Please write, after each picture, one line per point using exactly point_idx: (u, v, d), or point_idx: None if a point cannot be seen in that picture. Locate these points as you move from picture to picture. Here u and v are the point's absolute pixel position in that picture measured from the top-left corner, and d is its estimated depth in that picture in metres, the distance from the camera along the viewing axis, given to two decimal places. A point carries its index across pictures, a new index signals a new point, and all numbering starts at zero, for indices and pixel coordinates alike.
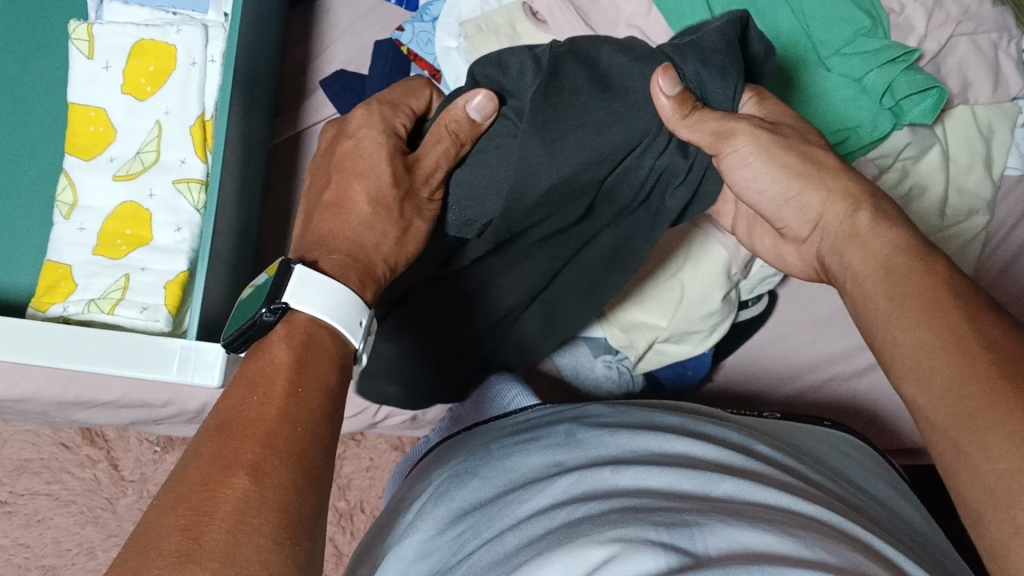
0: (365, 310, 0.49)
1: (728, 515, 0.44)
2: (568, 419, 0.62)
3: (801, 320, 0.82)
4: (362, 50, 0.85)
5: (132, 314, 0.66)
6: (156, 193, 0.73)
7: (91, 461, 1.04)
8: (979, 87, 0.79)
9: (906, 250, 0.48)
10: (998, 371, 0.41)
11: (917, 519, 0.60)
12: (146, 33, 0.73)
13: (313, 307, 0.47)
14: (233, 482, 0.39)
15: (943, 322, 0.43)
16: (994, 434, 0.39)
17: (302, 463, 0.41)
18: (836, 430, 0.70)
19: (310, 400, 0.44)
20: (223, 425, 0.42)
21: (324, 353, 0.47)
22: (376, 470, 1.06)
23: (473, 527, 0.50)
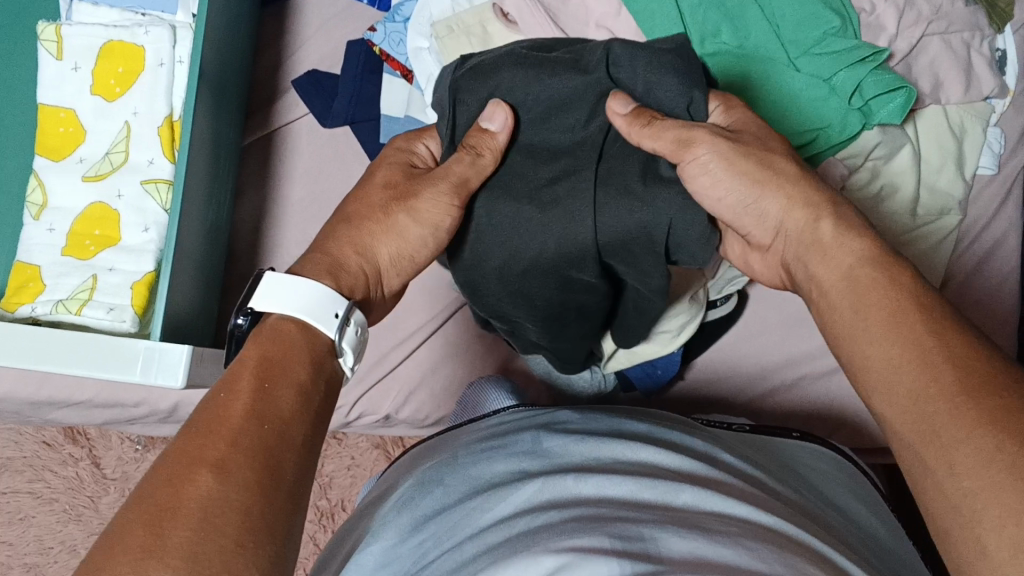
0: (340, 301, 0.47)
1: (689, 527, 0.43)
2: (536, 425, 0.61)
3: (771, 320, 0.82)
4: (334, 50, 0.85)
5: (99, 315, 0.67)
6: (124, 193, 0.73)
7: (73, 460, 1.05)
8: (950, 87, 0.78)
9: (879, 259, 0.46)
10: (961, 386, 0.39)
11: (875, 526, 0.60)
12: (116, 35, 0.75)
13: (280, 306, 0.46)
14: (196, 480, 0.36)
15: (911, 336, 0.42)
16: (959, 451, 0.37)
17: (270, 462, 0.38)
18: (803, 440, 0.70)
19: (280, 396, 0.42)
20: (189, 425, 0.39)
21: (297, 350, 0.44)
22: (356, 468, 1.06)
23: (433, 538, 0.49)
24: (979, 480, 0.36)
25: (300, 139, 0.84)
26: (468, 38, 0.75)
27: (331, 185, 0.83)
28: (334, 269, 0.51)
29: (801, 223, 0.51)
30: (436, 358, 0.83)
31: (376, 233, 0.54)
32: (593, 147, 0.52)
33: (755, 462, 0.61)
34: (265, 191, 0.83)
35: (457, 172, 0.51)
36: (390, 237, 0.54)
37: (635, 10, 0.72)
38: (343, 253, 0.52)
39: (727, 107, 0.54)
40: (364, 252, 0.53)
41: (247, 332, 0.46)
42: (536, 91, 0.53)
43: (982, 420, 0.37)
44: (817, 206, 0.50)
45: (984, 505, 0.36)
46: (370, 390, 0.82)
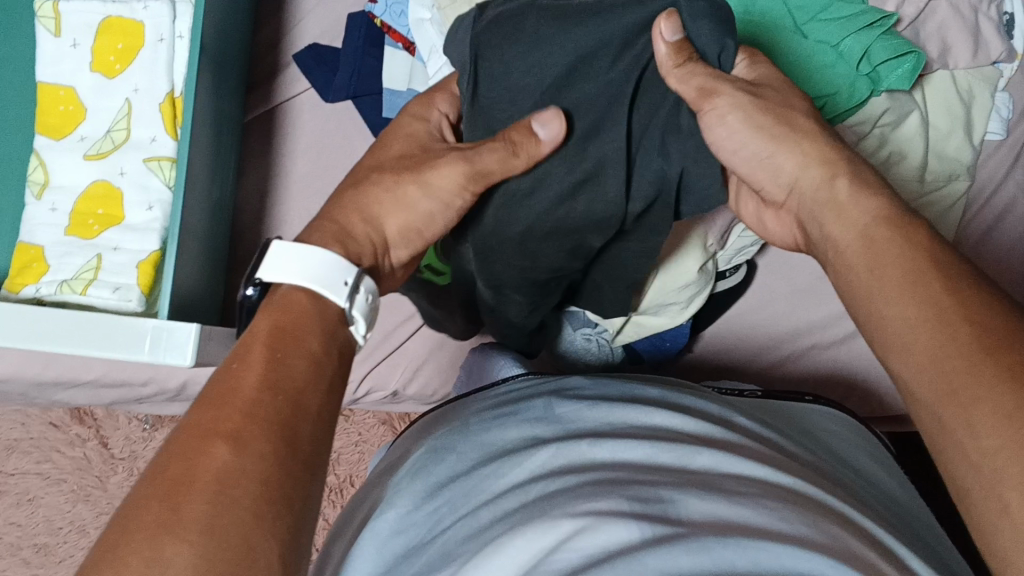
0: (350, 269, 0.47)
1: (708, 490, 0.43)
2: (547, 392, 0.61)
3: (780, 289, 0.82)
4: (335, 23, 0.85)
5: (104, 295, 0.67)
6: (127, 171, 0.73)
7: (80, 440, 1.04)
8: (958, 52, 0.77)
9: (891, 218, 0.46)
10: (979, 345, 0.38)
11: (893, 486, 0.60)
12: (114, 10, 0.74)
13: (290, 275, 0.46)
14: (211, 451, 0.36)
15: (927, 293, 0.41)
16: (977, 409, 0.37)
17: (284, 432, 0.38)
18: (817, 405, 0.70)
19: (291, 366, 0.41)
20: (202, 397, 0.39)
21: (305, 320, 0.44)
22: (364, 444, 1.06)
23: (448, 505, 0.48)
24: (994, 440, 0.36)
25: (302, 114, 0.83)
26: (471, 10, 0.73)
27: (334, 160, 0.83)
28: (342, 236, 0.51)
29: (817, 181, 0.50)
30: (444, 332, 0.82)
31: (384, 204, 0.54)
32: (622, 102, 0.51)
33: (769, 425, 0.60)
34: (268, 166, 0.82)
35: (489, 161, 0.51)
36: (399, 212, 0.54)
37: None
38: (351, 221, 0.52)
39: (753, 62, 0.55)
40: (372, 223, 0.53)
41: (256, 303, 0.46)
42: (559, 43, 0.51)
43: (1001, 378, 0.36)
44: (834, 164, 0.50)
45: (1004, 462, 0.35)
46: (378, 365, 0.81)
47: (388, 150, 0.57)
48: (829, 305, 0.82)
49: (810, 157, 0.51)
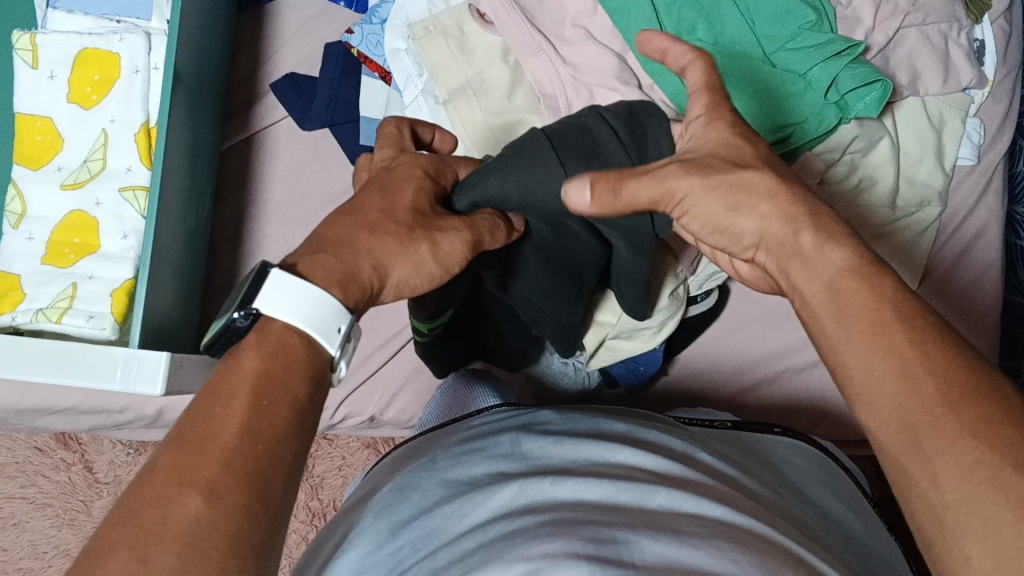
0: (346, 317, 0.44)
1: (660, 530, 0.43)
2: (517, 426, 0.61)
3: (752, 314, 0.83)
4: (313, 52, 0.86)
5: (79, 322, 0.68)
6: (103, 201, 0.75)
7: (66, 464, 1.05)
8: (928, 79, 0.78)
9: (855, 268, 0.45)
10: (944, 399, 0.38)
11: (852, 522, 0.61)
12: (89, 42, 0.76)
13: (288, 313, 0.43)
14: (184, 502, 0.36)
15: (891, 344, 0.41)
16: (940, 462, 0.37)
17: (260, 483, 0.38)
18: (786, 435, 0.71)
19: (276, 416, 0.40)
20: (179, 436, 0.38)
21: (298, 363, 0.42)
22: (348, 468, 1.06)
23: (411, 546, 0.49)
24: (959, 493, 0.36)
25: (280, 141, 0.84)
26: (445, 40, 0.75)
27: (311, 187, 0.83)
28: (345, 279, 0.45)
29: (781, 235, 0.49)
30: (421, 358, 0.83)
31: (397, 256, 0.48)
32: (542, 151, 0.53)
33: (732, 460, 0.61)
34: (246, 194, 0.83)
35: (456, 247, 0.51)
36: (406, 266, 0.49)
37: (610, 8, 0.72)
38: (358, 263, 0.47)
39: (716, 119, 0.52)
40: (381, 270, 0.48)
41: (242, 329, 0.42)
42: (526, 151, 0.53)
43: (967, 433, 0.37)
44: (797, 218, 0.48)
45: (966, 517, 0.36)
46: (354, 392, 0.82)
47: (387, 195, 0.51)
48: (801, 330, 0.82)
49: (766, 211, 0.49)
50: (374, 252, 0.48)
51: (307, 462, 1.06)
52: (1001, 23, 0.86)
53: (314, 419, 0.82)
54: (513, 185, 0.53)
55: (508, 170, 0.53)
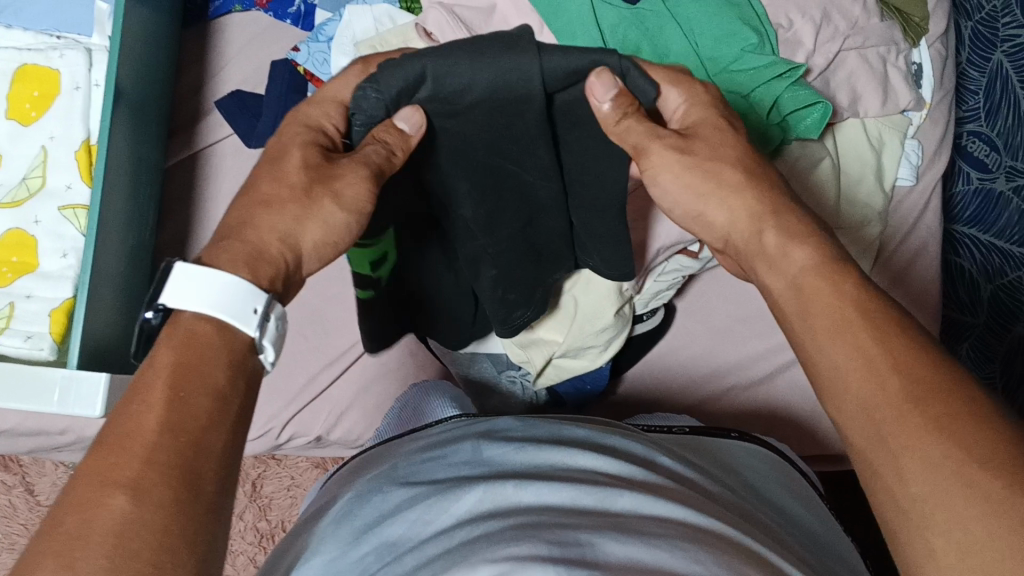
0: (260, 295, 0.43)
1: (623, 532, 0.43)
2: (477, 433, 0.61)
3: (699, 331, 0.84)
4: (258, 69, 0.85)
5: (17, 342, 0.69)
6: (42, 219, 0.75)
7: (6, 487, 1.02)
8: (868, 100, 0.80)
9: (821, 265, 0.47)
10: (908, 394, 0.39)
11: (808, 520, 0.62)
12: (29, 57, 0.77)
13: (192, 302, 0.41)
14: (108, 502, 0.34)
15: (854, 341, 0.43)
16: (907, 458, 0.38)
17: (190, 475, 0.36)
18: (742, 440, 0.71)
19: (196, 406, 0.39)
20: (99, 441, 0.37)
21: (214, 352, 0.41)
22: (297, 489, 1.05)
23: (374, 555, 0.48)
24: (923, 486, 0.37)
25: (225, 158, 0.83)
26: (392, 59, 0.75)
27: None
28: (252, 260, 0.44)
29: (747, 232, 0.52)
30: (369, 376, 0.83)
31: (303, 220, 0.47)
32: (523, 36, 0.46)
33: (693, 463, 0.61)
34: (190, 211, 0.83)
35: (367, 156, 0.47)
36: (319, 229, 0.47)
37: (556, 29, 0.72)
38: (261, 232, 0.46)
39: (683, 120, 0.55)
40: (289, 244, 0.46)
41: (157, 328, 0.42)
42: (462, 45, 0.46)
43: (928, 426, 0.38)
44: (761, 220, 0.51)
45: (932, 509, 0.36)
46: (302, 411, 0.81)
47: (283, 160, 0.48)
48: (747, 346, 0.84)
49: (736, 209, 0.52)
50: (278, 228, 0.46)
51: (256, 482, 1.04)
52: (938, 47, 0.88)
53: (260, 439, 0.82)
54: (487, 70, 0.46)
55: (482, 53, 0.46)
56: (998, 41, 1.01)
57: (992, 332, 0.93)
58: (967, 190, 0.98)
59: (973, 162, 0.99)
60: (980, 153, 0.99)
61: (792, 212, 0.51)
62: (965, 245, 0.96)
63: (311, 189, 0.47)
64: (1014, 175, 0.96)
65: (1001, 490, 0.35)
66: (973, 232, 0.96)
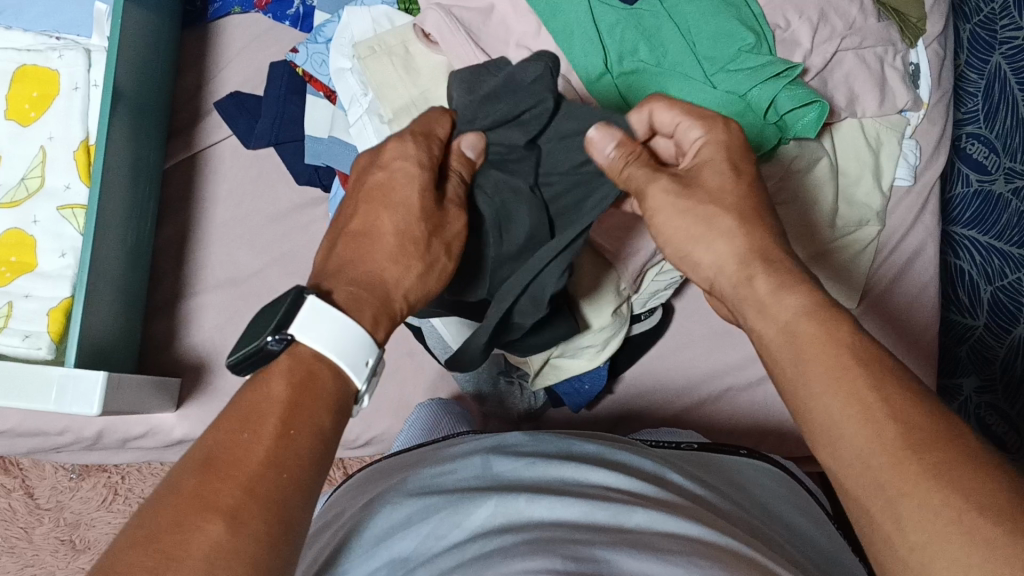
0: (372, 349, 0.46)
1: (638, 548, 0.44)
2: (485, 448, 0.61)
3: (698, 331, 0.84)
4: (258, 71, 0.86)
5: (14, 342, 0.70)
6: (40, 219, 0.76)
7: (5, 490, 1.01)
8: (866, 100, 0.80)
9: (813, 313, 0.44)
10: (904, 444, 0.38)
11: (815, 534, 0.62)
12: (29, 58, 0.78)
13: (320, 342, 0.44)
14: (206, 527, 0.35)
15: (852, 388, 0.41)
16: (904, 503, 0.37)
17: (282, 513, 0.38)
18: (751, 458, 0.71)
19: (300, 446, 0.40)
20: (204, 460, 0.38)
21: (321, 396, 0.42)
22: None
23: (388, 568, 0.48)
24: (921, 535, 0.36)
25: (223, 160, 0.84)
26: (391, 59, 0.75)
27: (256, 206, 0.84)
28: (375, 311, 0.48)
29: (736, 277, 0.49)
30: None
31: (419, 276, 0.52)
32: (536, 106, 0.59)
33: (703, 481, 0.61)
34: (190, 213, 0.83)
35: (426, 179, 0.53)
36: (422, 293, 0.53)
37: (553, 28, 0.72)
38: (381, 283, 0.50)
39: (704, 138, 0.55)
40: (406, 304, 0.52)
41: (276, 354, 0.43)
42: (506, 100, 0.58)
43: (927, 477, 0.37)
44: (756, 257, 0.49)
45: (932, 556, 0.36)
46: None
47: (389, 211, 0.51)
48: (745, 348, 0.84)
49: (727, 254, 0.50)
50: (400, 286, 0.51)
51: None
52: (935, 48, 0.88)
53: None
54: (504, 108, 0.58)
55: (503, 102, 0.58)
56: (997, 43, 1.02)
57: (991, 332, 0.94)
58: (967, 192, 0.97)
59: (972, 163, 0.98)
60: (980, 154, 0.98)
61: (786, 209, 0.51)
62: (963, 247, 0.96)
63: (430, 241, 0.52)
64: (1013, 177, 0.97)
65: (1003, 539, 0.34)
66: (973, 234, 0.96)
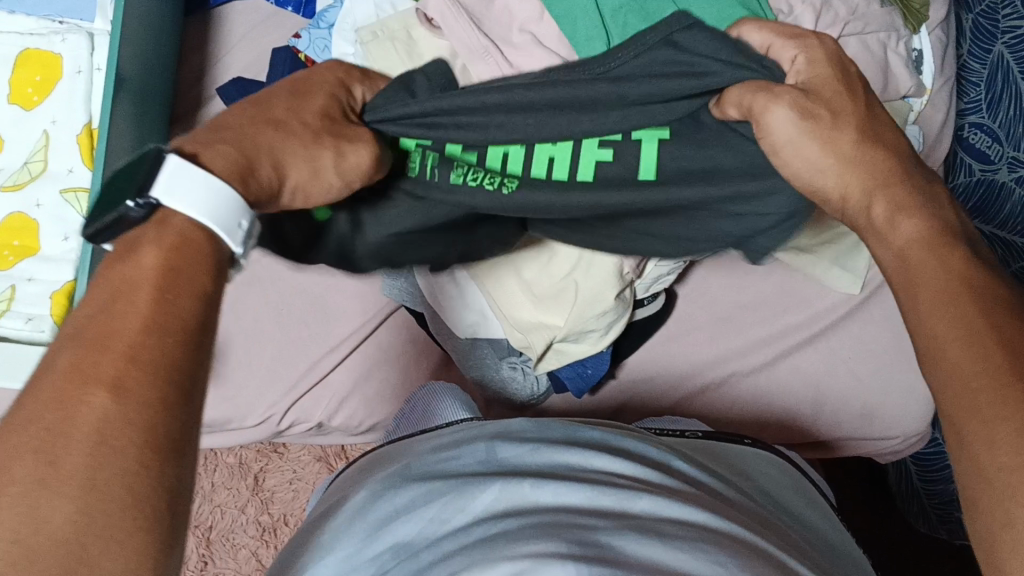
0: (246, 211, 0.40)
1: (646, 534, 0.43)
2: (489, 434, 0.60)
3: (700, 317, 0.84)
4: (259, 57, 0.85)
5: (18, 324, 0.72)
6: (43, 202, 0.77)
7: None
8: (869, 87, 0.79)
9: (927, 240, 0.47)
10: (1011, 367, 0.39)
11: (822, 526, 0.62)
12: (31, 42, 0.79)
13: (185, 205, 0.39)
14: (88, 400, 0.32)
15: (960, 311, 0.43)
16: (999, 429, 0.38)
17: (176, 378, 0.34)
18: (757, 449, 0.71)
19: (183, 308, 0.36)
20: (75, 337, 0.34)
21: (200, 259, 0.38)
22: (299, 482, 1.07)
23: (391, 554, 0.47)
24: (1012, 458, 0.37)
25: None
26: (392, 45, 0.76)
27: None
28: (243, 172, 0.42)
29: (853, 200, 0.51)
30: (370, 362, 0.82)
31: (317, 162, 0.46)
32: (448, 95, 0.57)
33: (708, 469, 0.61)
34: None
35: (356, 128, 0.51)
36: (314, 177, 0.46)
37: (557, 14, 0.72)
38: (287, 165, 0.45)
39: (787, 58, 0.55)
40: (279, 171, 0.44)
41: (139, 219, 0.39)
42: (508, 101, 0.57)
43: (1022, 400, 0.38)
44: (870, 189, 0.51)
45: (1020, 481, 0.36)
46: (303, 397, 0.82)
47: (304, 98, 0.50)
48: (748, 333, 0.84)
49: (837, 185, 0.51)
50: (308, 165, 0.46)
51: (258, 476, 1.07)
52: (938, 34, 0.88)
53: (261, 426, 0.82)
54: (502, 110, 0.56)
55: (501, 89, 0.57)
56: (999, 32, 1.00)
57: None
58: (969, 181, 0.99)
59: (976, 152, 0.99)
60: (983, 143, 0.99)
61: (907, 186, 0.50)
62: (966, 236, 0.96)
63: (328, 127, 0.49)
64: (1016, 166, 0.95)
65: None
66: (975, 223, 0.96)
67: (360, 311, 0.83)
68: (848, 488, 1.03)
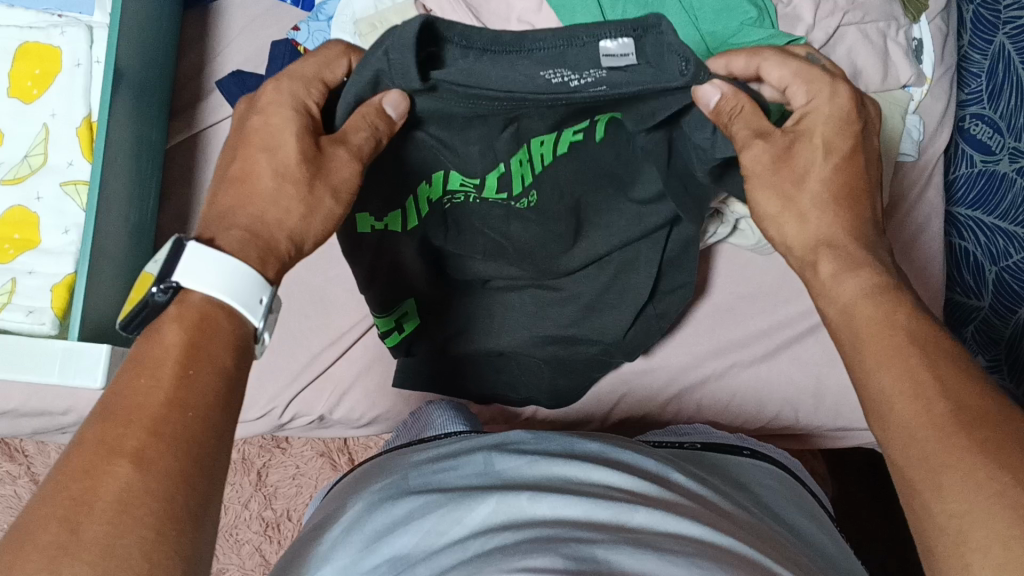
0: (266, 288, 0.46)
1: (642, 547, 0.43)
2: (488, 445, 0.60)
3: (701, 307, 0.84)
4: (258, 50, 0.85)
5: (18, 317, 0.72)
6: (43, 196, 0.77)
7: (11, 477, 1.01)
8: (868, 75, 0.79)
9: (872, 294, 0.49)
10: (955, 420, 0.41)
11: (819, 537, 0.62)
12: (31, 37, 0.80)
13: (209, 286, 0.44)
14: (113, 470, 0.37)
15: (905, 366, 0.44)
16: (946, 476, 0.40)
17: (193, 449, 0.39)
18: (754, 459, 0.70)
19: (201, 387, 0.41)
20: (105, 412, 0.39)
21: (221, 333, 0.44)
22: (301, 477, 1.06)
23: (388, 564, 0.48)
24: (960, 504, 0.39)
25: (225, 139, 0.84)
26: None
27: None
28: (262, 252, 0.49)
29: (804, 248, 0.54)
30: (370, 357, 0.82)
31: (307, 217, 0.51)
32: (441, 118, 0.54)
33: (706, 480, 0.61)
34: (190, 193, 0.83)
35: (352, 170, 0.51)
36: (320, 227, 0.52)
37: (555, 5, 0.72)
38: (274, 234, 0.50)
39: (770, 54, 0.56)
40: (295, 241, 0.51)
41: (162, 303, 0.44)
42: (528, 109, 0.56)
43: (972, 449, 0.40)
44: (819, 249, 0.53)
45: (971, 525, 0.38)
46: (303, 391, 0.82)
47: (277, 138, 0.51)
48: (750, 324, 0.84)
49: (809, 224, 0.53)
50: (286, 226, 0.50)
51: (261, 471, 1.06)
52: (938, 23, 0.88)
53: (263, 418, 0.82)
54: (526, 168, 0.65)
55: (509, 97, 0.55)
56: (1001, 23, 1.00)
57: (996, 313, 0.93)
58: (970, 172, 0.97)
59: (976, 143, 0.97)
60: (984, 135, 0.97)
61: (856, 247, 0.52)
62: (968, 228, 0.96)
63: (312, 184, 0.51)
64: (1017, 157, 0.95)
65: None
66: (977, 215, 0.96)
67: (359, 305, 0.83)
68: (850, 481, 1.02)
